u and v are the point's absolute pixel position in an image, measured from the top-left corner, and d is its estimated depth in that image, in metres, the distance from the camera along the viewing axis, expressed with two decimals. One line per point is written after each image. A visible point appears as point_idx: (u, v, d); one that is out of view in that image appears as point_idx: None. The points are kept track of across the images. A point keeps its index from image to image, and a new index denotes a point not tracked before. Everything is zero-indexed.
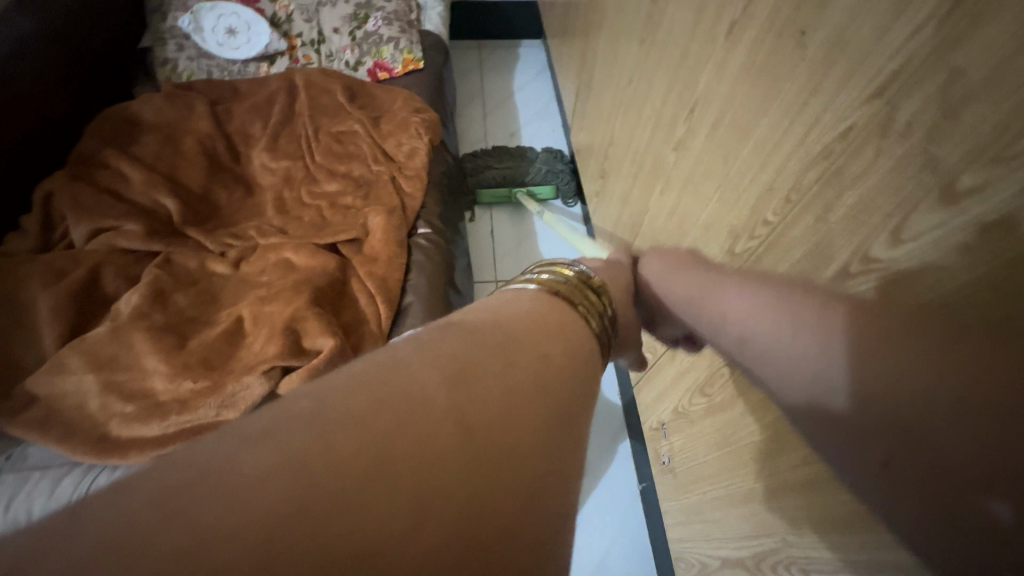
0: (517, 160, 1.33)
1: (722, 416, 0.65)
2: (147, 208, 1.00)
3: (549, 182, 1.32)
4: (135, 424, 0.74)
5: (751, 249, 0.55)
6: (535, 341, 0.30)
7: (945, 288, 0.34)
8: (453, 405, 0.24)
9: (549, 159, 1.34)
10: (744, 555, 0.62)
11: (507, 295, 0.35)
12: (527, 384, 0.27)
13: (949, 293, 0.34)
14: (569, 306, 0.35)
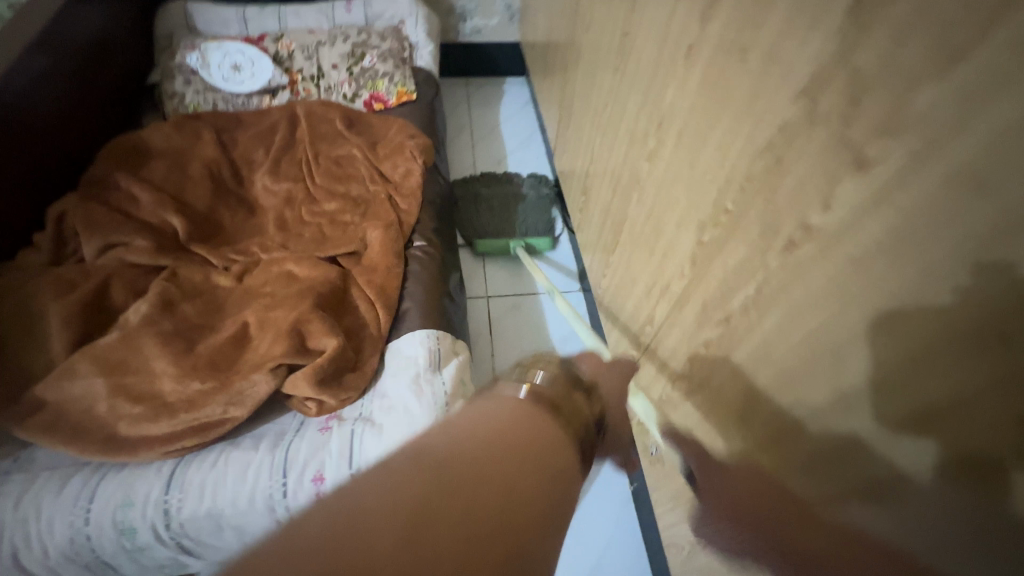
0: (512, 211, 1.38)
1: (701, 395, 0.70)
2: (155, 226, 1.06)
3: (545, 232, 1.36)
4: (144, 423, 0.77)
5: (716, 237, 0.62)
6: (507, 465, 0.30)
7: (864, 242, 0.41)
8: (416, 541, 0.25)
9: (542, 208, 1.39)
10: (726, 521, 0.66)
11: (485, 403, 0.35)
12: (491, 517, 0.27)
13: (867, 245, 0.41)
14: (552, 417, 0.35)
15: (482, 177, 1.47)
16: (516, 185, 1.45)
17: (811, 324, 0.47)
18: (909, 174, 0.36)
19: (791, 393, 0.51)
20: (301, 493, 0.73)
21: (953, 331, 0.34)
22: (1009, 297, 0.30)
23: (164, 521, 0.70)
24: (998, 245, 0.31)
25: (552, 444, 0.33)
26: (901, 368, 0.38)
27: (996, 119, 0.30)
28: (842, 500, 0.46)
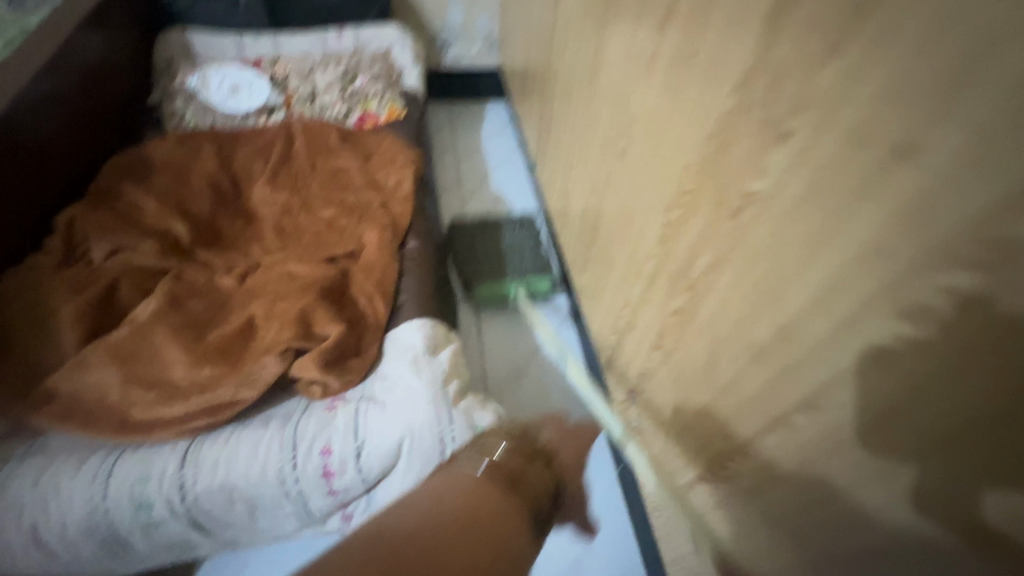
0: (512, 257, 1.41)
1: (672, 361, 0.79)
2: (159, 232, 1.11)
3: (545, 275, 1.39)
4: (157, 407, 0.82)
5: (678, 217, 0.72)
6: (459, 521, 0.46)
7: (785, 200, 0.48)
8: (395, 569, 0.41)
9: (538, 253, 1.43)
10: (699, 470, 0.73)
11: (453, 479, 0.52)
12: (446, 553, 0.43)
13: (788, 201, 0.48)
14: (499, 486, 0.52)
15: (474, 226, 1.50)
16: (509, 232, 1.49)
17: (751, 276, 0.56)
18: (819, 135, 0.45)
19: (742, 339, 0.59)
20: (310, 466, 0.78)
21: (848, 263, 0.41)
22: (887, 224, 0.36)
23: (179, 494, 0.75)
24: (873, 184, 0.37)
25: (503, 505, 0.50)
26: (858, 352, 0.40)
27: (871, 81, 0.37)
28: (835, 511, 0.46)
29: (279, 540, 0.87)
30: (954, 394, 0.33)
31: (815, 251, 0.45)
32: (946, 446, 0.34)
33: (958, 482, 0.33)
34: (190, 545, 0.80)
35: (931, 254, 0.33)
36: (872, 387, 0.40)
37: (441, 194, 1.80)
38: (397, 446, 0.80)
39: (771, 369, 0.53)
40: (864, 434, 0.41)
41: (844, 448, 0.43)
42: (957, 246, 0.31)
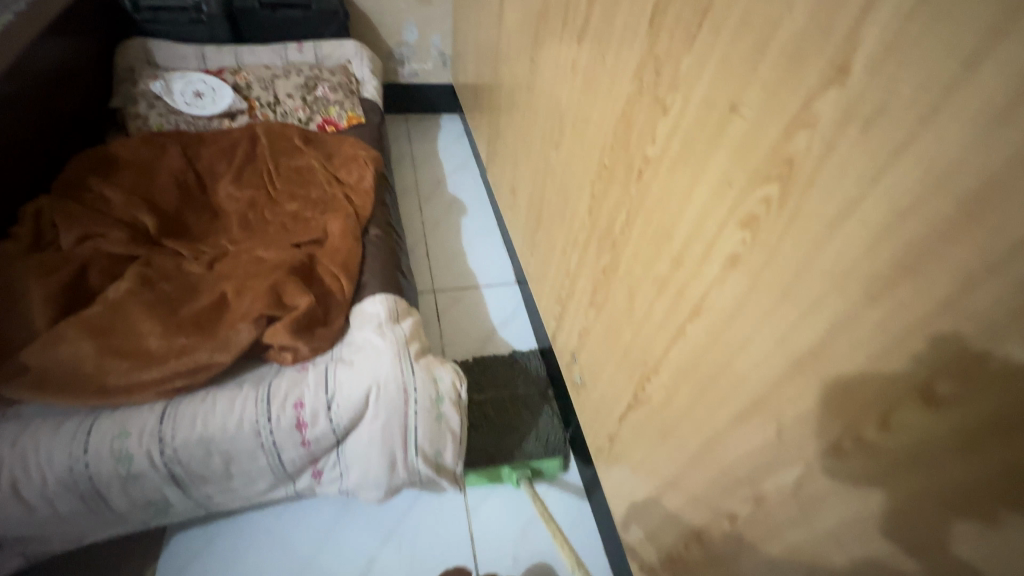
0: (518, 426, 1.21)
1: (604, 313, 0.92)
2: (127, 223, 1.16)
3: (554, 448, 1.20)
4: (133, 373, 0.86)
5: (602, 188, 0.87)
6: None
7: (671, 156, 0.65)
8: None
9: (549, 420, 1.23)
10: (626, 400, 0.86)
11: None
12: None
13: (672, 157, 0.65)
14: None
15: (475, 377, 1.31)
16: (513, 386, 1.30)
17: (656, 220, 0.70)
18: (688, 102, 0.61)
19: (652, 274, 0.73)
20: (284, 418, 0.86)
21: (715, 192, 0.57)
22: (733, 159, 0.54)
23: (159, 447, 0.81)
24: (721, 133, 0.55)
25: None
26: (731, 261, 0.56)
27: (715, 60, 0.55)
28: (771, 486, 0.54)
29: (250, 497, 0.93)
30: (893, 389, 0.39)
31: (695, 187, 0.61)
32: (900, 457, 0.40)
33: (929, 514, 0.38)
34: (165, 501, 0.85)
35: (756, 169, 0.51)
36: (806, 371, 0.47)
37: (400, 196, 1.91)
38: (365, 396, 0.89)
39: (672, 290, 0.68)
40: (831, 447, 0.46)
41: (758, 380, 0.54)
42: (778, 171, 0.48)
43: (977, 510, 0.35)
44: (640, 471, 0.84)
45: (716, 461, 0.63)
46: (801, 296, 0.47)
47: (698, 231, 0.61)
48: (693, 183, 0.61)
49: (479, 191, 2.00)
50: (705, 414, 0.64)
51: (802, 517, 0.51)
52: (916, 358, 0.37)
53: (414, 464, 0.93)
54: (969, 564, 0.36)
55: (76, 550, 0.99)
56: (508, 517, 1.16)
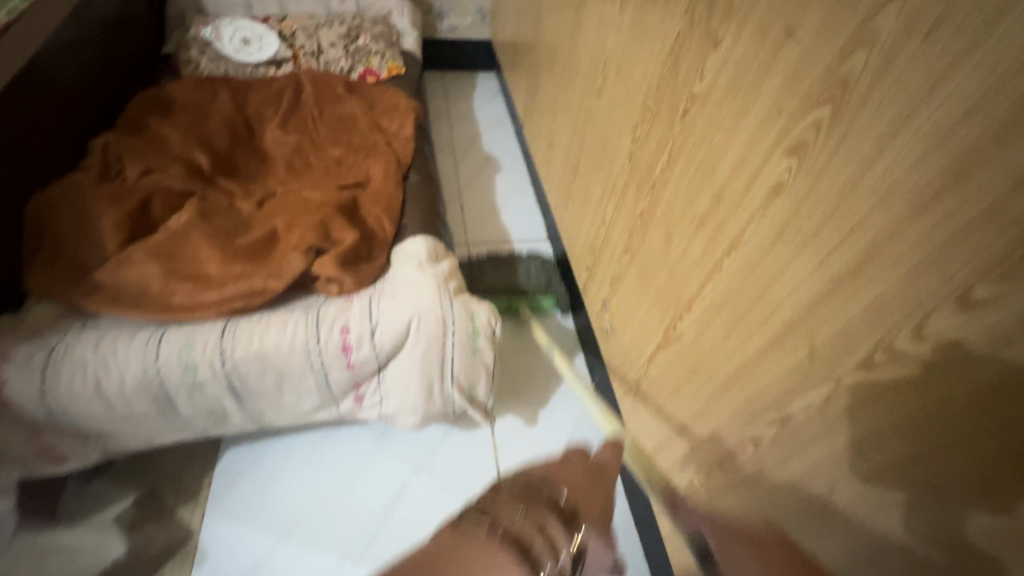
0: (518, 278, 1.43)
1: (638, 257, 0.94)
2: (184, 160, 1.23)
3: (546, 292, 1.41)
4: (195, 294, 0.93)
5: (643, 131, 0.88)
6: None
7: (719, 91, 0.66)
8: None
9: (544, 274, 1.45)
10: (656, 341, 0.89)
11: None
12: None
13: (720, 91, 0.65)
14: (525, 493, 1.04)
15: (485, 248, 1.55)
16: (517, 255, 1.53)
17: (699, 157, 0.71)
18: (741, 31, 0.61)
19: (691, 212, 0.75)
20: (331, 341, 0.92)
21: (762, 123, 0.58)
22: (785, 86, 0.54)
23: (220, 360, 0.88)
24: (774, 61, 0.56)
25: None
26: (775, 192, 0.57)
27: None
28: (800, 412, 0.56)
29: (299, 415, 1.00)
30: (929, 323, 0.41)
31: (742, 118, 0.62)
32: (922, 412, 0.43)
33: (948, 485, 0.41)
34: (224, 412, 0.93)
35: (810, 94, 0.51)
36: (844, 294, 0.49)
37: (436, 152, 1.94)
38: (407, 326, 0.93)
39: (710, 227, 0.70)
40: (867, 368, 0.48)
41: (795, 308, 0.55)
42: (834, 93, 0.48)
43: (996, 413, 0.37)
44: (667, 411, 0.87)
45: (745, 389, 0.65)
46: (844, 217, 0.48)
47: (742, 164, 0.62)
48: (740, 116, 0.62)
49: (513, 149, 2.01)
50: (734, 347, 0.67)
51: (829, 441, 0.53)
52: (955, 267, 0.39)
53: (449, 393, 0.98)
54: (976, 523, 0.40)
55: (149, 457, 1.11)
56: (531, 453, 1.21)
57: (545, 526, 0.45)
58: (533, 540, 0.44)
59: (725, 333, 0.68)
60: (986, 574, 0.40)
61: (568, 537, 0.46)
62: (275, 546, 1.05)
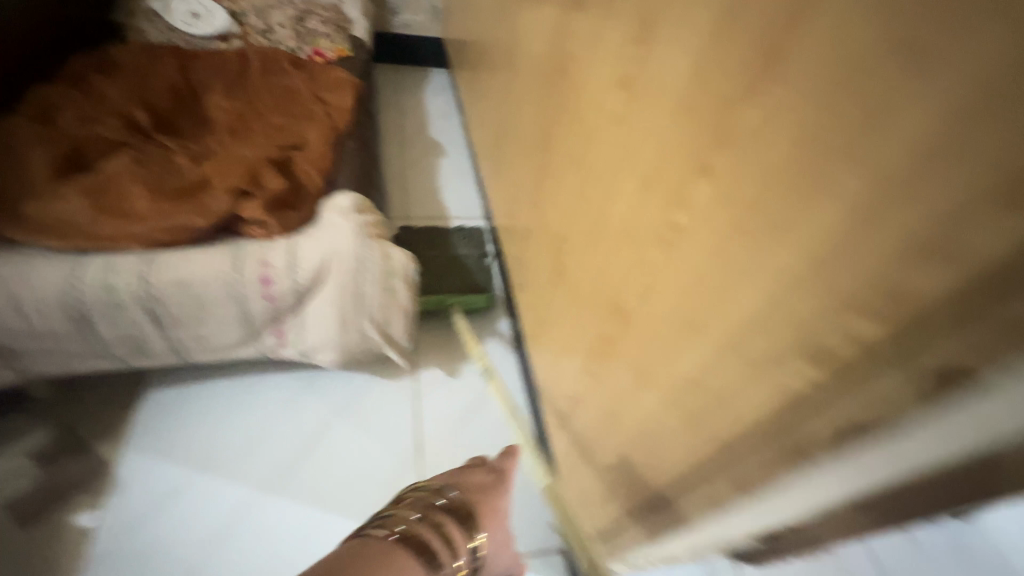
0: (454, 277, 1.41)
1: (541, 207, 1.05)
2: (123, 115, 1.28)
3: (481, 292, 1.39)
4: (120, 226, 0.98)
5: (543, 91, 0.99)
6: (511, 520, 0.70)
7: (584, 44, 0.78)
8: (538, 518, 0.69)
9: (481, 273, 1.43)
10: (552, 279, 0.99)
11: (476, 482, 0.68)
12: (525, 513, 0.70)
13: (583, 45, 0.78)
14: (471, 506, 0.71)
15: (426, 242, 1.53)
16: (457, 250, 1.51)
17: (574, 105, 0.83)
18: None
19: (571, 155, 0.86)
20: (251, 273, 0.98)
21: (606, 64, 0.70)
22: (616, 31, 0.67)
23: (141, 284, 0.94)
24: (610, 14, 0.68)
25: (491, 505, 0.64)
26: (614, 121, 0.69)
27: None
28: (628, 300, 0.68)
29: (219, 349, 1.06)
30: (686, 198, 0.53)
31: (596, 63, 0.74)
32: (686, 270, 0.54)
33: (700, 323, 0.53)
34: (143, 338, 0.98)
35: (628, 34, 0.64)
36: (649, 192, 0.61)
37: (383, 136, 2.04)
38: (324, 262, 1.01)
39: (581, 163, 0.82)
40: (660, 248, 0.59)
41: (625, 213, 0.67)
42: (639, 30, 0.61)
43: (720, 253, 0.49)
44: (558, 339, 0.98)
45: (601, 295, 0.76)
46: (647, 128, 0.60)
47: (597, 103, 0.74)
48: (595, 62, 0.74)
49: (460, 136, 2.12)
50: (594, 263, 0.78)
51: (644, 320, 0.64)
52: (695, 148, 0.51)
53: (365, 329, 1.06)
54: (711, 349, 0.51)
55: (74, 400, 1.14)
56: (453, 400, 1.29)
57: (439, 525, 0.53)
58: (429, 540, 0.50)
59: (590, 252, 0.79)
60: (715, 388, 0.51)
61: (466, 535, 0.55)
62: (190, 477, 1.10)
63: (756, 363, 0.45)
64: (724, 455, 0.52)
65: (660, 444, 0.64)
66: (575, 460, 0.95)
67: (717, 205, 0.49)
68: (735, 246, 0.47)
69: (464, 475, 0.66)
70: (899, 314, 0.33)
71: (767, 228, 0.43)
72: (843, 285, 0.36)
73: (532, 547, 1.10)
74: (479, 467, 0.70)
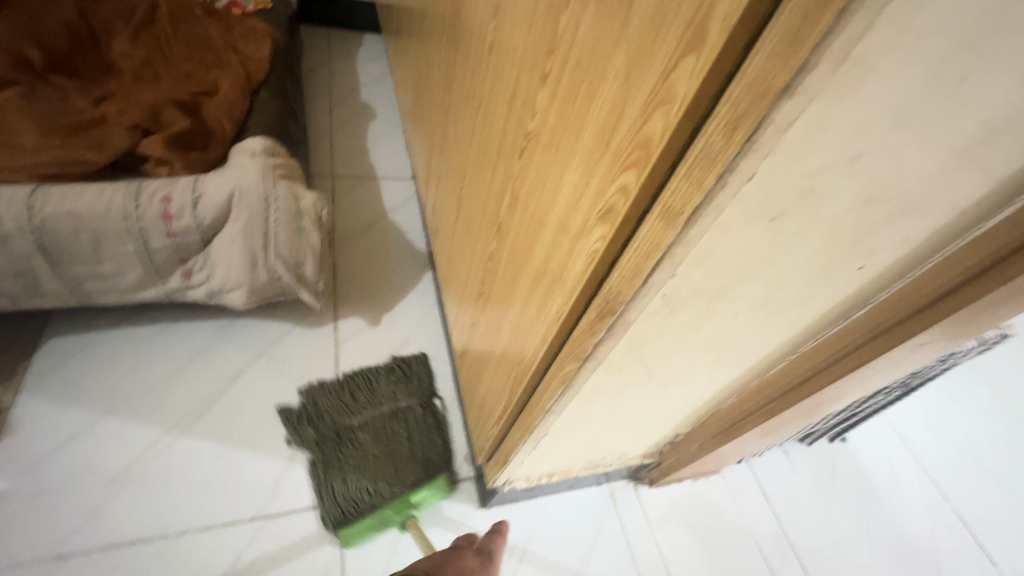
0: (397, 455, 1.10)
1: (448, 153, 1.09)
2: (11, 52, 1.21)
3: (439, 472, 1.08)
4: (4, 158, 0.95)
5: (447, 38, 1.03)
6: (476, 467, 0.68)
7: None
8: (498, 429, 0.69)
9: (427, 437, 1.16)
10: (456, 219, 1.05)
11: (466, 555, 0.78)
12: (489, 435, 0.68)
13: None
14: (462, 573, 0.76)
15: (345, 403, 1.18)
16: (387, 404, 1.20)
17: (467, 44, 0.88)
18: None
19: (466, 94, 0.91)
20: (151, 207, 0.98)
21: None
22: None
23: (28, 215, 0.91)
24: None
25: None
26: (489, 49, 0.75)
27: None
28: (501, 213, 0.75)
29: (122, 289, 1.04)
30: (531, 103, 0.60)
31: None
32: (532, 170, 0.62)
33: (540, 213, 0.61)
34: (33, 273, 0.95)
35: None
36: (511, 107, 0.67)
37: (311, 97, 2.01)
38: (228, 198, 1.02)
39: (471, 97, 0.87)
40: (518, 156, 0.66)
41: (498, 133, 0.73)
42: None
43: (551, 145, 0.56)
44: (461, 276, 1.04)
45: (487, 218, 0.83)
46: (509, 48, 0.66)
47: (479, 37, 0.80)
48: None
49: (391, 100, 2.12)
50: (481, 189, 0.84)
51: (511, 229, 0.71)
52: (536, 56, 0.58)
53: (273, 266, 1.07)
54: (547, 235, 0.59)
55: None
56: (372, 346, 1.33)
57: None
58: None
59: (478, 179, 0.86)
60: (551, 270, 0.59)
61: None
62: (95, 420, 1.09)
63: (571, 234, 0.53)
64: (562, 330, 0.60)
65: (523, 341, 0.72)
66: (475, 388, 1.02)
67: (547, 102, 0.56)
68: (557, 136, 0.54)
69: (455, 560, 0.76)
70: (643, 158, 0.41)
71: (574, 112, 0.50)
72: (614, 146, 0.44)
73: None
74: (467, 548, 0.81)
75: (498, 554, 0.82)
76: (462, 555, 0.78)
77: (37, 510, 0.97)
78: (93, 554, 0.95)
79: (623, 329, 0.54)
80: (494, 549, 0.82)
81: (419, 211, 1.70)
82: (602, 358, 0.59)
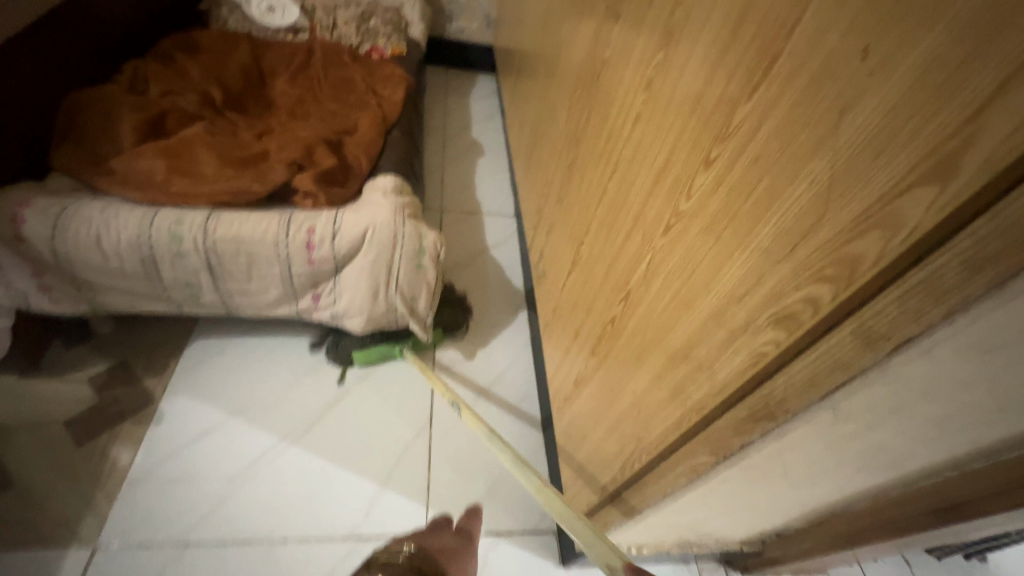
0: None
1: (565, 207, 1.12)
2: (200, 92, 1.42)
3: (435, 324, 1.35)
4: (189, 186, 1.10)
5: (578, 96, 1.06)
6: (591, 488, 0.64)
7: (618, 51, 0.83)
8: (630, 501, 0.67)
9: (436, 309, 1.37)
10: (569, 271, 1.06)
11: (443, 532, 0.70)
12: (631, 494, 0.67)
13: (616, 52, 0.84)
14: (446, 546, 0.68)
15: None
16: None
17: (604, 111, 0.90)
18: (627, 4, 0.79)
19: (598, 156, 0.92)
20: (298, 237, 1.09)
21: (634, 72, 0.77)
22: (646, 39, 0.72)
23: (202, 236, 1.05)
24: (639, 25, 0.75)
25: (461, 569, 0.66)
26: (636, 122, 0.75)
27: None
28: (632, 281, 0.74)
29: (261, 304, 1.16)
30: (688, 188, 0.60)
31: (625, 70, 0.80)
32: (682, 254, 0.60)
33: (686, 298, 0.59)
34: (197, 285, 1.10)
35: (654, 43, 0.70)
36: (659, 184, 0.67)
37: (428, 133, 2.15)
38: (363, 234, 1.11)
39: (605, 162, 0.88)
40: (662, 234, 0.65)
41: (637, 204, 0.73)
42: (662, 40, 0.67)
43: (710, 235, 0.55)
44: (569, 328, 1.04)
45: (611, 280, 0.82)
46: (662, 129, 0.67)
47: (623, 106, 0.81)
48: (625, 69, 0.80)
49: (500, 139, 2.21)
50: (607, 252, 0.85)
51: (643, 300, 0.70)
52: (700, 145, 0.57)
53: (392, 298, 1.14)
54: (695, 322, 0.57)
55: (133, 339, 1.28)
56: (465, 379, 1.37)
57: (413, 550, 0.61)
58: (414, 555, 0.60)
59: (604, 240, 0.86)
60: (695, 357, 0.57)
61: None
62: (224, 420, 1.20)
63: (730, 331, 0.51)
64: (701, 421, 0.57)
65: (642, 414, 0.70)
66: (573, 443, 1.00)
67: (710, 194, 0.55)
68: (719, 230, 0.53)
69: (432, 537, 0.68)
70: (842, 275, 0.39)
71: (747, 212, 0.49)
72: (805, 262, 0.42)
73: (526, 524, 1.15)
74: (444, 527, 0.72)
75: (476, 537, 0.75)
76: (439, 532, 0.69)
77: (171, 494, 1.09)
78: (209, 546, 1.04)
79: (777, 435, 0.51)
80: (474, 529, 0.75)
81: (519, 249, 1.74)
82: (743, 456, 0.56)
